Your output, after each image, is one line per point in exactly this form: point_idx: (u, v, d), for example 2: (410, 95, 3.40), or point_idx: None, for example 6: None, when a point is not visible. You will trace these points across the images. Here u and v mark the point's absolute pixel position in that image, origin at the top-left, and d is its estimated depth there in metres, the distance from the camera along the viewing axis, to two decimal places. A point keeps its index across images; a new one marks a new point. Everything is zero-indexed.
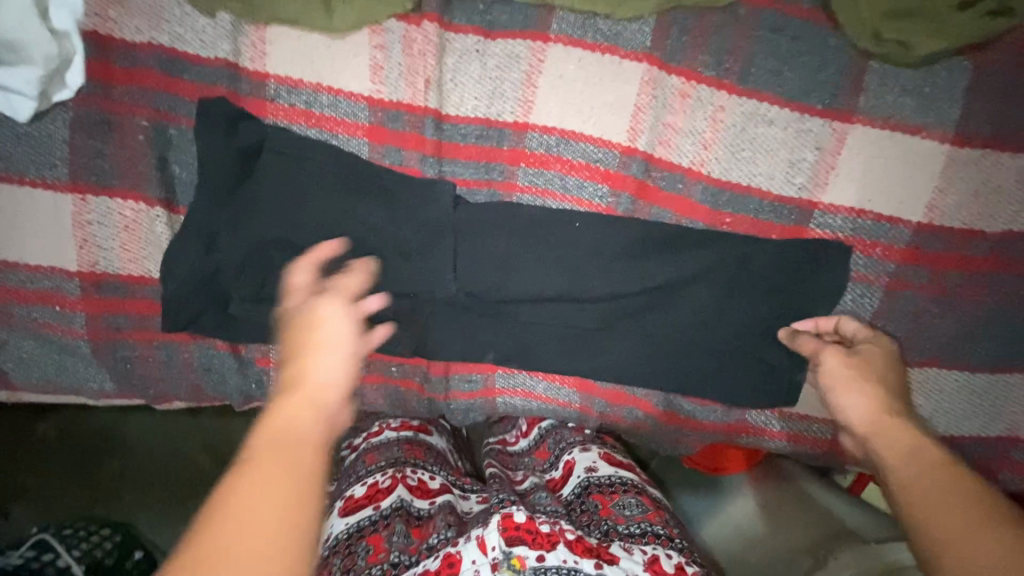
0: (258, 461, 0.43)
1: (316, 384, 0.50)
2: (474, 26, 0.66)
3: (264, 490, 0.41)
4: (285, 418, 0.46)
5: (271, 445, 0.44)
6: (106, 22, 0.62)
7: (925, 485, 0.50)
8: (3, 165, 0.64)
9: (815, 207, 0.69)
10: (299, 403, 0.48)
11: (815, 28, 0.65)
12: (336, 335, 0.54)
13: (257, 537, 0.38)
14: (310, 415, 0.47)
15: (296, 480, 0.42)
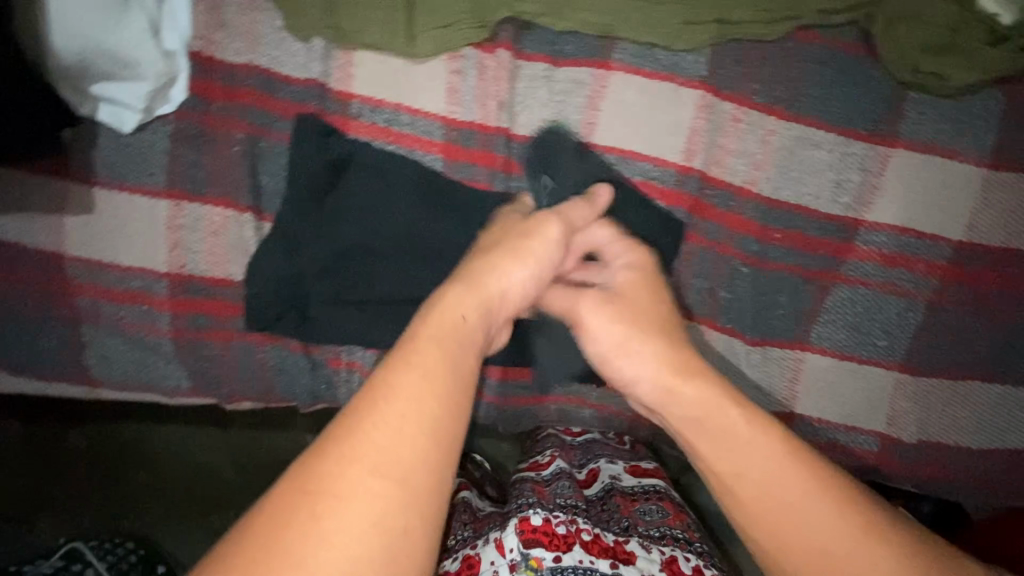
0: (426, 349, 0.50)
1: (492, 296, 0.58)
2: (543, 54, 0.72)
3: (433, 380, 0.49)
4: (455, 318, 0.54)
5: (440, 338, 0.52)
6: (210, 44, 0.69)
7: (732, 461, 0.59)
8: (105, 172, 0.69)
9: (861, 225, 0.73)
10: (474, 309, 0.55)
11: (857, 61, 0.70)
12: (542, 249, 0.62)
13: (416, 419, 0.47)
14: (461, 327, 0.54)
15: (442, 388, 0.49)
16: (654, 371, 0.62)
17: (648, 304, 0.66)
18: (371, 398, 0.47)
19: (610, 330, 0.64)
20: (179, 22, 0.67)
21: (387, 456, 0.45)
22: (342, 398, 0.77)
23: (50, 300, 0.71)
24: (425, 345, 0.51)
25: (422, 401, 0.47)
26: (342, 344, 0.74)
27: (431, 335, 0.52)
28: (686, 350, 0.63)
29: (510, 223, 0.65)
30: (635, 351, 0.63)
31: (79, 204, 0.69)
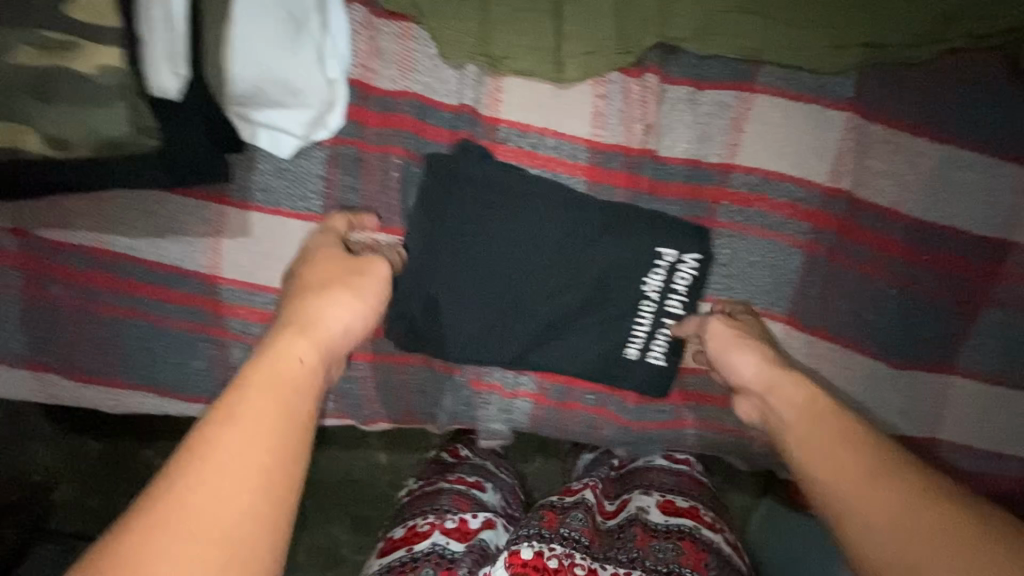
0: (264, 393, 0.45)
1: (332, 337, 0.53)
2: (687, 78, 0.73)
3: (264, 432, 0.43)
4: (291, 360, 0.49)
5: (271, 381, 0.46)
6: (368, 71, 0.70)
7: (829, 457, 0.52)
8: (263, 197, 0.71)
9: (1014, 248, 0.72)
10: (316, 350, 0.51)
11: (1012, 82, 0.69)
12: (360, 288, 0.58)
13: (243, 477, 0.41)
14: (296, 368, 0.48)
15: (288, 433, 0.44)
16: (755, 367, 0.63)
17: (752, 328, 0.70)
18: (208, 451, 0.42)
19: (716, 341, 0.68)
20: (340, 51, 0.68)
21: (218, 513, 0.40)
22: (480, 419, 0.78)
23: (204, 320, 0.73)
24: (258, 390, 0.45)
25: (251, 455, 0.42)
26: (486, 366, 0.75)
27: (262, 379, 0.46)
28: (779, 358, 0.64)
29: (330, 255, 0.62)
30: (741, 349, 0.65)
31: (236, 228, 0.71)
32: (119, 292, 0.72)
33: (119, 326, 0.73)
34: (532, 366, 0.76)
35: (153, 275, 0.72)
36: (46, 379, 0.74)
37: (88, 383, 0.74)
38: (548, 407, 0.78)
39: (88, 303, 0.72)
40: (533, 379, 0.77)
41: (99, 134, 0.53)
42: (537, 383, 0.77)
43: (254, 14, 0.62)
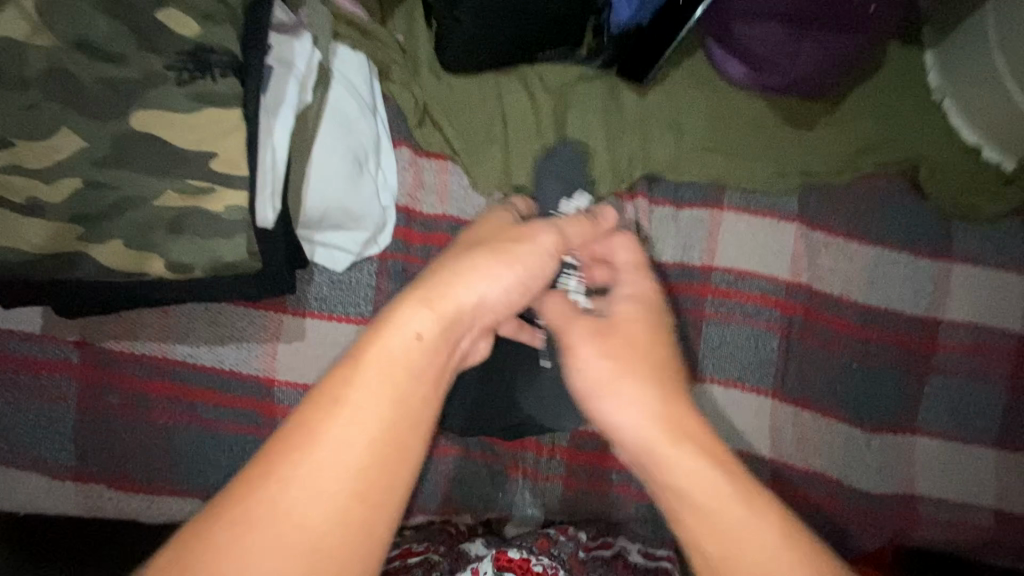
0: (374, 379, 0.48)
1: (464, 310, 0.54)
2: (668, 199, 0.92)
3: (369, 428, 0.46)
4: (410, 339, 0.50)
5: (381, 366, 0.48)
6: (413, 199, 0.85)
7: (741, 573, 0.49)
8: (318, 305, 0.80)
9: (941, 324, 0.89)
10: (444, 330, 0.52)
11: (910, 198, 0.92)
12: (504, 254, 0.58)
13: (346, 468, 0.45)
14: (410, 351, 0.50)
15: (394, 424, 0.47)
16: (646, 408, 0.56)
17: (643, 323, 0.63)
18: (318, 429, 0.45)
19: (599, 368, 0.60)
20: (390, 184, 0.83)
21: (322, 493, 0.44)
22: (514, 505, 0.83)
23: (255, 423, 0.78)
24: (368, 373, 0.48)
25: (353, 449, 0.45)
26: (520, 451, 0.82)
27: (373, 363, 0.48)
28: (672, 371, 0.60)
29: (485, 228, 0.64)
30: (620, 393, 0.57)
31: (291, 334, 0.79)
32: (174, 400, 0.77)
33: (172, 433, 0.77)
34: (560, 449, 0.83)
35: (209, 380, 0.78)
36: (90, 491, 0.75)
37: (134, 493, 0.76)
38: (576, 488, 0.83)
39: (144, 412, 0.76)
40: (560, 463, 0.83)
41: (213, 256, 0.64)
42: (564, 466, 0.83)
43: (326, 155, 0.74)
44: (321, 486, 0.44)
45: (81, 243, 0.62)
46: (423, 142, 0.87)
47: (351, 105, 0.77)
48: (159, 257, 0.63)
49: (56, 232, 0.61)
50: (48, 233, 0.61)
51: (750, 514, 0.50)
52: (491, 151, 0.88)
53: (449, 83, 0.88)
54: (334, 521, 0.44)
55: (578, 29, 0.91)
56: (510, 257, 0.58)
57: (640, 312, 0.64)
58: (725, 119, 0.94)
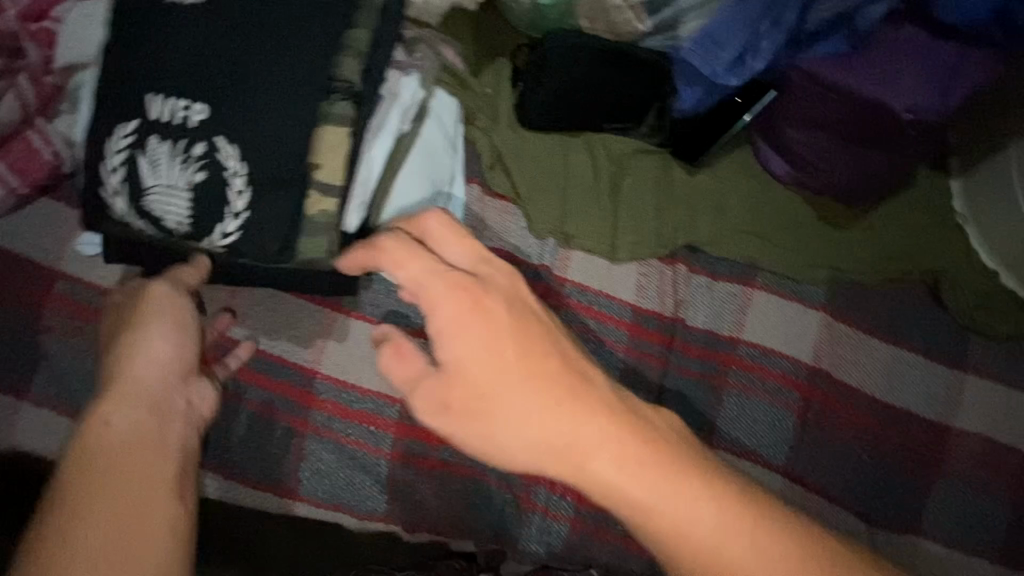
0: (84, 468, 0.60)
1: (159, 396, 0.66)
2: (706, 270, 0.98)
3: (121, 518, 0.57)
4: (106, 429, 0.62)
5: (140, 463, 0.62)
6: (474, 230, 0.93)
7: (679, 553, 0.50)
8: (372, 310, 0.85)
9: (952, 429, 0.92)
10: (143, 421, 0.64)
11: (930, 308, 0.98)
12: (146, 317, 0.68)
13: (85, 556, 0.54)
14: (121, 444, 0.62)
15: (126, 491, 0.59)
16: (531, 433, 0.56)
17: (477, 330, 0.59)
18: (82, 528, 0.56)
19: (511, 425, 0.57)
20: (456, 213, 0.91)
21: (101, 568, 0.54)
22: (520, 539, 0.83)
23: (290, 411, 0.81)
24: (156, 458, 0.63)
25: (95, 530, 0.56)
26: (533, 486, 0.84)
27: (147, 452, 0.62)
28: (533, 378, 0.57)
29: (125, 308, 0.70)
30: (511, 420, 0.56)
31: (341, 333, 0.84)
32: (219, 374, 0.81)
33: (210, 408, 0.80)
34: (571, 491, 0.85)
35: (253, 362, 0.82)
36: None
37: None
38: (582, 533, 0.84)
39: None
40: (571, 505, 0.84)
41: None
42: (574, 509, 0.84)
43: (411, 180, 0.83)
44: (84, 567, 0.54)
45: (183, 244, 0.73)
46: (491, 183, 0.95)
47: (439, 141, 0.86)
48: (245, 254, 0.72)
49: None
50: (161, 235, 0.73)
51: (636, 474, 0.51)
52: (551, 201, 0.97)
53: (523, 135, 0.98)
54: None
55: (644, 109, 1.01)
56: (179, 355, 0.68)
57: (466, 326, 0.59)
58: (765, 209, 1.02)
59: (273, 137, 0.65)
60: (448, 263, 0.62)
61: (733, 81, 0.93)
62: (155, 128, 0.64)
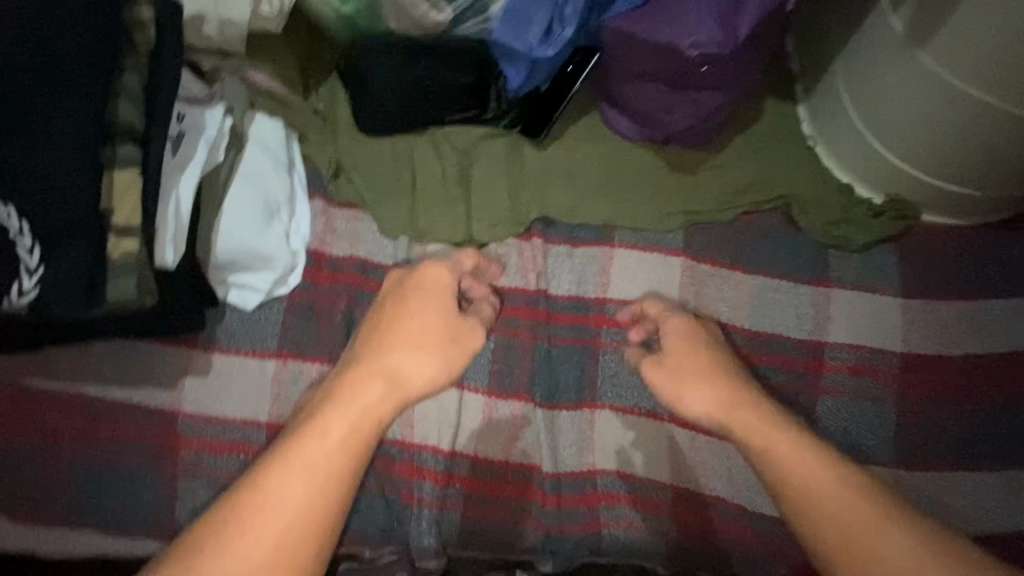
0: (341, 434, 0.70)
1: (408, 395, 0.76)
2: (564, 239, 1.00)
3: (325, 462, 0.68)
4: (375, 419, 0.73)
5: (353, 427, 0.71)
6: (324, 243, 0.94)
7: (855, 517, 0.67)
8: (226, 339, 0.86)
9: (826, 345, 0.93)
10: (377, 404, 0.74)
11: (788, 232, 0.99)
12: (429, 347, 0.79)
13: (315, 475, 0.67)
14: (354, 416, 0.72)
15: (341, 479, 0.68)
16: (711, 408, 0.79)
17: (694, 355, 0.82)
18: (289, 476, 0.66)
19: (667, 384, 0.82)
20: (301, 230, 0.92)
21: (305, 521, 0.65)
22: (411, 535, 0.85)
23: (157, 454, 0.82)
24: (336, 434, 0.70)
25: (325, 469, 0.67)
26: (415, 480, 0.86)
27: (347, 417, 0.72)
28: (740, 393, 0.79)
29: (407, 318, 0.80)
30: (693, 391, 0.80)
31: (198, 368, 0.84)
32: (80, 431, 0.82)
33: (80, 467, 0.82)
34: (456, 478, 0.87)
35: (116, 412, 0.83)
36: None
37: (35, 525, 0.81)
38: (474, 517, 0.86)
39: (52, 444, 0.82)
40: (459, 491, 0.86)
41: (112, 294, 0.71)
42: (463, 496, 0.86)
43: (237, 206, 0.84)
44: (284, 510, 0.65)
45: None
46: (336, 194, 0.97)
47: (265, 164, 0.88)
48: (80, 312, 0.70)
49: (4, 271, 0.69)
50: None
51: (813, 458, 0.72)
52: (398, 201, 0.98)
53: (365, 143, 1.01)
54: (300, 513, 0.65)
55: (483, 95, 1.04)
56: (429, 349, 0.79)
57: (696, 345, 0.84)
58: (614, 169, 1.04)
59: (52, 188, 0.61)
60: (704, 331, 0.86)
61: (549, 52, 0.94)
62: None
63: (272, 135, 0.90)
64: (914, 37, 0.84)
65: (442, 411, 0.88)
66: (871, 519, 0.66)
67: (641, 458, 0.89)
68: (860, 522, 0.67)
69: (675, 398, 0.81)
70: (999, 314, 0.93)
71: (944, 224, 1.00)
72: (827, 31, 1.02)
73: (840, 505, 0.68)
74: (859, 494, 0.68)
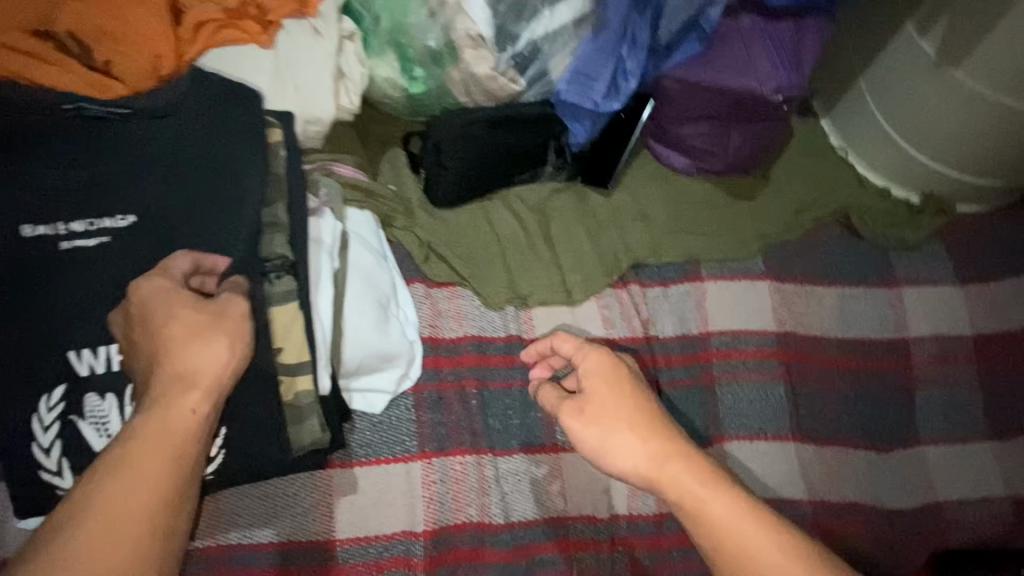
0: (135, 455, 0.50)
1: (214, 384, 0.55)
2: (656, 281, 1.03)
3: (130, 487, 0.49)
4: (182, 418, 0.53)
5: (149, 441, 0.51)
6: (435, 327, 0.91)
7: None
8: (365, 450, 0.83)
9: (908, 340, 1.02)
10: (146, 421, 0.52)
11: (851, 241, 1.07)
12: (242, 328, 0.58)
13: (130, 495, 0.49)
14: (151, 430, 0.52)
15: (162, 502, 0.50)
16: (639, 464, 0.62)
17: (617, 400, 0.66)
18: (83, 517, 0.48)
19: (588, 435, 0.66)
20: (410, 318, 0.88)
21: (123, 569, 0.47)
22: None
23: None
24: (138, 454, 0.51)
25: (135, 496, 0.49)
26: (582, 555, 0.85)
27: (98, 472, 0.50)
28: (674, 443, 0.62)
29: (170, 310, 0.57)
30: (615, 446, 0.64)
31: (345, 487, 0.81)
32: None
33: None
34: (618, 539, 0.87)
35: (271, 558, 0.78)
36: None
37: None
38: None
39: None
40: (623, 553, 0.87)
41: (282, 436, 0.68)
42: (628, 555, 0.87)
43: (356, 311, 0.80)
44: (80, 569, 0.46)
45: None
46: (433, 274, 0.94)
47: (369, 259, 0.83)
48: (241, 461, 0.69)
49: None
50: None
51: (753, 524, 0.57)
52: (494, 271, 0.97)
53: (443, 217, 0.98)
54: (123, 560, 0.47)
55: (543, 152, 1.04)
56: (212, 329, 0.57)
57: (616, 388, 0.67)
58: (684, 204, 1.08)
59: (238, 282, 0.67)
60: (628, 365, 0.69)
61: (616, 105, 0.95)
62: (94, 385, 0.65)
63: (366, 226, 0.86)
64: (949, 58, 0.94)
65: (589, 476, 0.89)
66: None
67: (775, 479, 0.93)
68: None
69: (596, 455, 0.65)
70: None
71: (975, 212, 1.11)
72: (844, 51, 1.10)
73: None
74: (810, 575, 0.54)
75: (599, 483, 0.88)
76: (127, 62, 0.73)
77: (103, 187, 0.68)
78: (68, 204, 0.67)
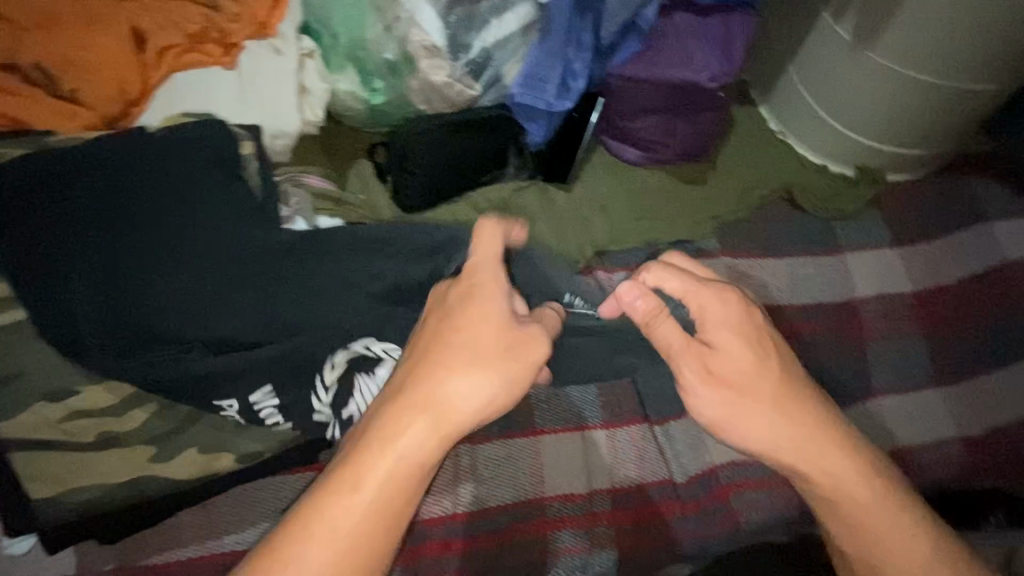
0: (391, 451, 0.59)
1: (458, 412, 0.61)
2: (621, 266, 1.08)
3: (387, 487, 0.58)
4: (403, 451, 0.59)
5: (402, 452, 0.59)
6: None
7: (886, 543, 0.66)
8: None
9: (855, 302, 1.10)
10: (410, 416, 0.60)
11: (797, 215, 1.15)
12: (489, 364, 0.62)
13: (379, 493, 0.58)
14: (401, 430, 0.59)
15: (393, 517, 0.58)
16: (768, 431, 0.69)
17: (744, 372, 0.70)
18: (333, 497, 0.57)
19: (704, 390, 0.71)
20: None
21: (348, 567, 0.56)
22: None
23: None
24: (378, 460, 0.58)
25: (384, 494, 0.58)
26: (565, 533, 0.88)
27: (367, 457, 0.58)
28: (791, 394, 0.70)
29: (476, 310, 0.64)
30: (741, 417, 0.70)
31: None
32: None
33: None
34: (604, 514, 0.90)
35: None
36: None
37: None
38: (630, 547, 0.89)
39: None
40: (609, 527, 0.90)
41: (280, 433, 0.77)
42: (613, 529, 0.90)
43: None
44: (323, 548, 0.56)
45: (150, 463, 0.73)
46: None
47: None
48: (227, 453, 0.75)
49: (133, 456, 0.73)
50: (121, 460, 0.72)
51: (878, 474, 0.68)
52: None
53: (412, 221, 1.02)
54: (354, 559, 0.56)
55: (505, 155, 1.09)
56: (498, 345, 0.63)
57: (736, 344, 0.71)
58: (640, 194, 1.15)
59: (237, 291, 0.72)
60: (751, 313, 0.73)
61: (568, 104, 1.01)
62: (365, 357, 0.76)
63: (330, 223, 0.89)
64: (864, 41, 1.03)
65: (573, 454, 0.92)
66: (921, 535, 0.66)
67: None
68: (921, 545, 0.65)
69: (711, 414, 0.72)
70: (969, 241, 1.14)
71: (903, 180, 1.21)
72: (774, 43, 1.20)
73: (881, 526, 0.66)
74: (907, 515, 0.67)
75: (582, 461, 0.92)
76: (96, 90, 0.77)
77: (81, 239, 0.70)
78: (49, 277, 0.70)
